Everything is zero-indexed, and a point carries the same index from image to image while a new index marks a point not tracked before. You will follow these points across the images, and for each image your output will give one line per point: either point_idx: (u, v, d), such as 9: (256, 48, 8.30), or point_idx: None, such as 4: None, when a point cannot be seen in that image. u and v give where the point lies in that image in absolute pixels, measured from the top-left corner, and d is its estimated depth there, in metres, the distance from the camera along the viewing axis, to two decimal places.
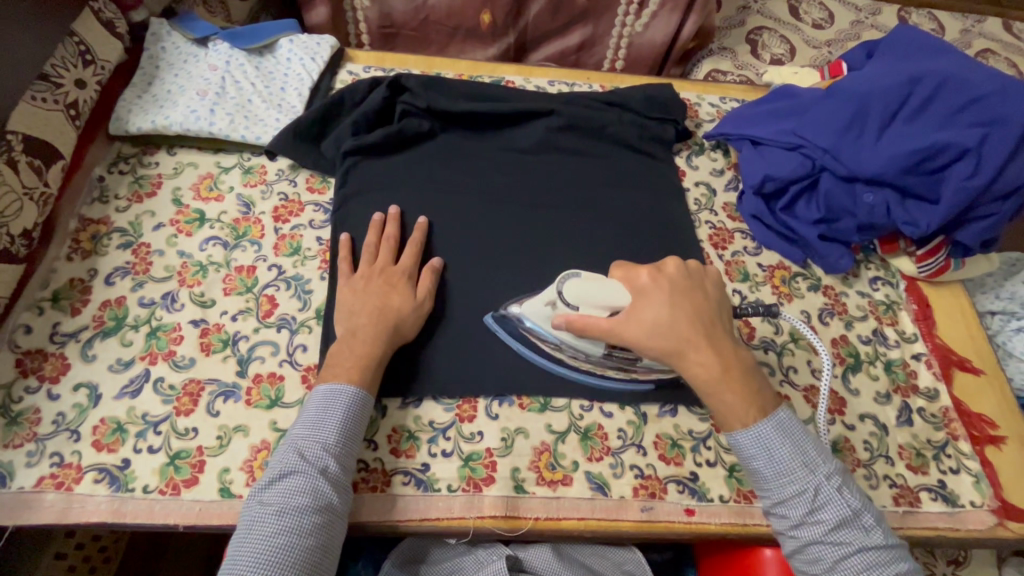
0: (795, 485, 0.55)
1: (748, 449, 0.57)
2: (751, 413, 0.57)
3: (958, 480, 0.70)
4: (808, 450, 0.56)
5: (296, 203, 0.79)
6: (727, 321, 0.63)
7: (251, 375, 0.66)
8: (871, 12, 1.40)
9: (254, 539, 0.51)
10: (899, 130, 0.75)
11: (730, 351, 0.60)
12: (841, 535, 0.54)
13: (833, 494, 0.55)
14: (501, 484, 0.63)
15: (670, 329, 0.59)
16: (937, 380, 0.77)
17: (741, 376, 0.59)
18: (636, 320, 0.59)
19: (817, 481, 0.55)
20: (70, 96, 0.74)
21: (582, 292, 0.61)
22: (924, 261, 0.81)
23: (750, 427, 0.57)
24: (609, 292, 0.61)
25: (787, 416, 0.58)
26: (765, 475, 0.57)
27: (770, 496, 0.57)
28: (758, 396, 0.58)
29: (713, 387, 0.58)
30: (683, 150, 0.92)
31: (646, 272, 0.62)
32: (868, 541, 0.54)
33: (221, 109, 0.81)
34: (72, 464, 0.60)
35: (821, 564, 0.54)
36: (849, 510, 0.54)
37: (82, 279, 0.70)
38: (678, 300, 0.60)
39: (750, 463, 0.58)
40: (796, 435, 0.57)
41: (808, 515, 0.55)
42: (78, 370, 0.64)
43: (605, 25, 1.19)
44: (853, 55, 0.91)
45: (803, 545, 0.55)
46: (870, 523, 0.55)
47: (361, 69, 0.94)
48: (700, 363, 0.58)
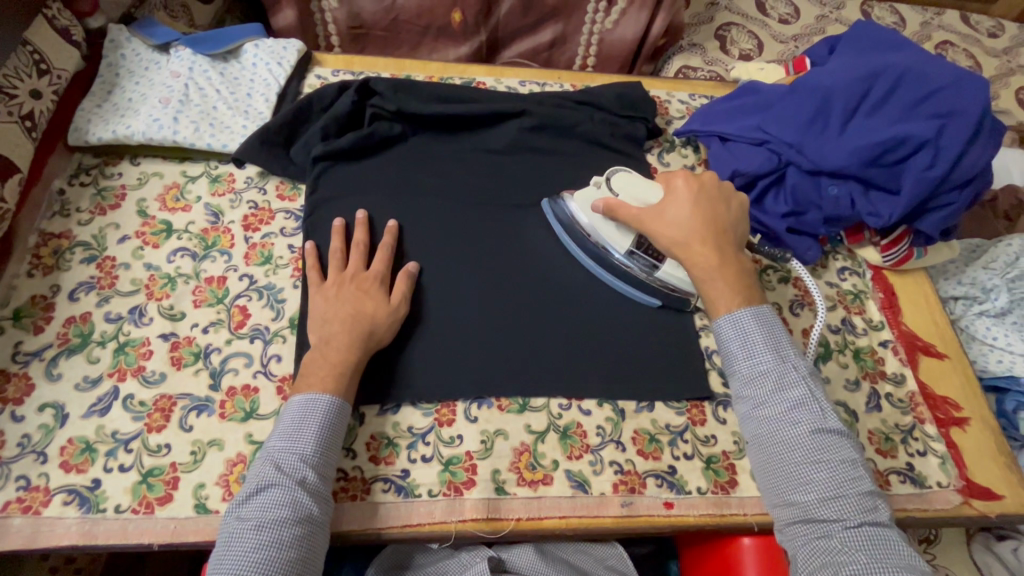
0: (762, 366, 0.60)
1: (725, 331, 0.63)
2: (735, 302, 0.63)
3: (925, 461, 0.72)
4: (781, 339, 0.61)
5: (266, 211, 0.78)
6: (743, 236, 0.69)
7: (225, 388, 0.65)
8: (836, 7, 1.43)
9: (233, 553, 0.50)
10: (861, 123, 0.77)
11: (734, 255, 0.66)
12: (799, 414, 0.57)
13: (798, 379, 0.59)
14: (482, 487, 0.63)
15: (686, 223, 0.67)
16: (904, 365, 0.79)
17: (737, 274, 0.65)
18: (659, 214, 0.69)
19: (785, 367, 0.59)
20: (24, 107, 0.72)
21: (625, 184, 0.74)
22: (888, 250, 0.83)
23: (730, 311, 0.63)
24: (648, 191, 0.73)
25: (769, 310, 0.63)
26: (737, 356, 0.61)
27: (739, 378, 0.61)
28: (747, 291, 0.64)
29: (706, 274, 0.65)
30: (654, 148, 0.93)
31: (682, 178, 0.71)
32: (825, 425, 0.57)
33: (185, 116, 0.79)
34: (40, 487, 0.58)
35: (774, 440, 0.58)
36: (811, 396, 0.58)
37: (45, 295, 0.68)
38: (701, 203, 0.69)
39: (724, 343, 0.63)
40: (773, 324, 0.62)
41: (772, 394, 0.59)
42: (43, 391, 0.63)
43: (576, 22, 1.20)
44: (816, 51, 0.93)
45: (761, 421, 0.59)
46: (831, 411, 0.58)
47: (330, 73, 0.92)
48: (702, 255, 0.65)
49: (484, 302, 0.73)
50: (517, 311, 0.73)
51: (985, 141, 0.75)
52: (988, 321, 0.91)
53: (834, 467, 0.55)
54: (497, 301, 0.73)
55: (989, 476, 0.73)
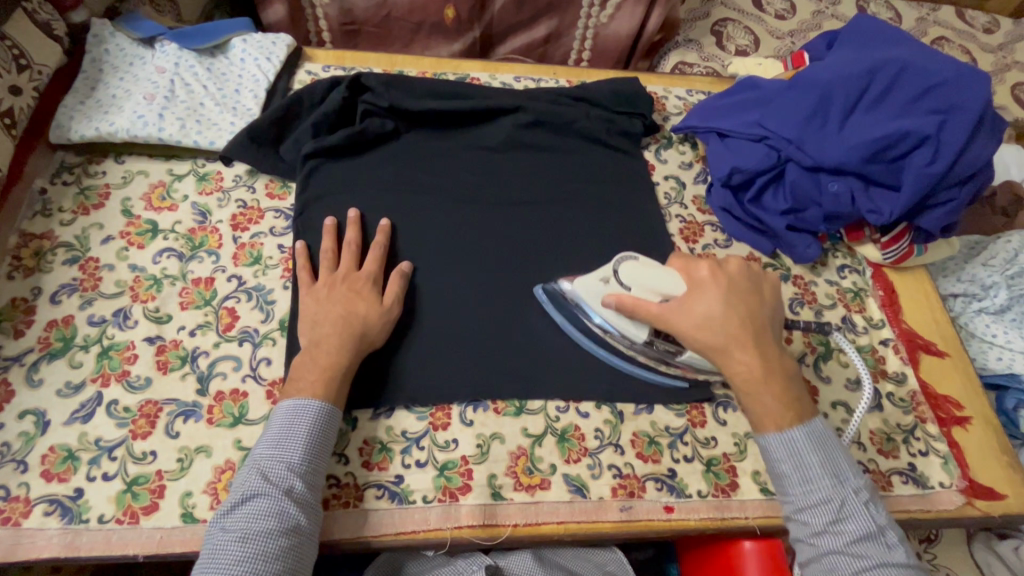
0: (820, 492, 0.56)
1: (776, 450, 0.58)
2: (785, 418, 0.58)
3: (927, 462, 0.71)
4: (838, 461, 0.57)
5: (255, 210, 0.76)
6: (777, 329, 0.65)
7: (213, 393, 0.63)
8: (832, 2, 1.42)
9: (216, 566, 0.48)
10: (861, 119, 0.76)
11: (775, 357, 0.61)
12: (862, 550, 0.53)
13: (859, 507, 0.55)
14: (478, 492, 0.62)
15: (720, 322, 0.61)
16: (905, 364, 0.78)
17: (783, 381, 0.60)
18: (687, 309, 0.62)
19: (844, 492, 0.55)
20: (3, 104, 0.70)
21: (637, 274, 0.66)
22: (888, 247, 0.82)
23: (781, 429, 0.58)
24: (666, 280, 0.65)
25: (822, 426, 0.59)
26: (791, 480, 0.57)
27: (792, 503, 0.57)
28: (795, 402, 0.59)
29: (750, 385, 0.60)
30: (652, 144, 0.91)
31: (706, 267, 0.65)
32: (891, 559, 0.53)
33: (171, 113, 0.77)
34: (20, 497, 0.56)
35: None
36: (874, 526, 0.54)
37: (25, 298, 0.66)
38: (732, 299, 0.63)
39: (774, 465, 0.58)
40: (827, 444, 0.57)
41: (832, 525, 0.54)
42: (23, 397, 0.61)
43: (571, 17, 1.18)
44: (814, 45, 0.92)
45: (821, 554, 0.54)
46: (894, 541, 0.54)
47: (320, 69, 0.91)
48: (742, 361, 0.60)
49: (479, 302, 0.71)
50: (513, 311, 0.71)
51: (986, 136, 0.74)
52: (988, 318, 0.91)
53: None
54: (493, 301, 0.72)
55: (991, 475, 0.72)
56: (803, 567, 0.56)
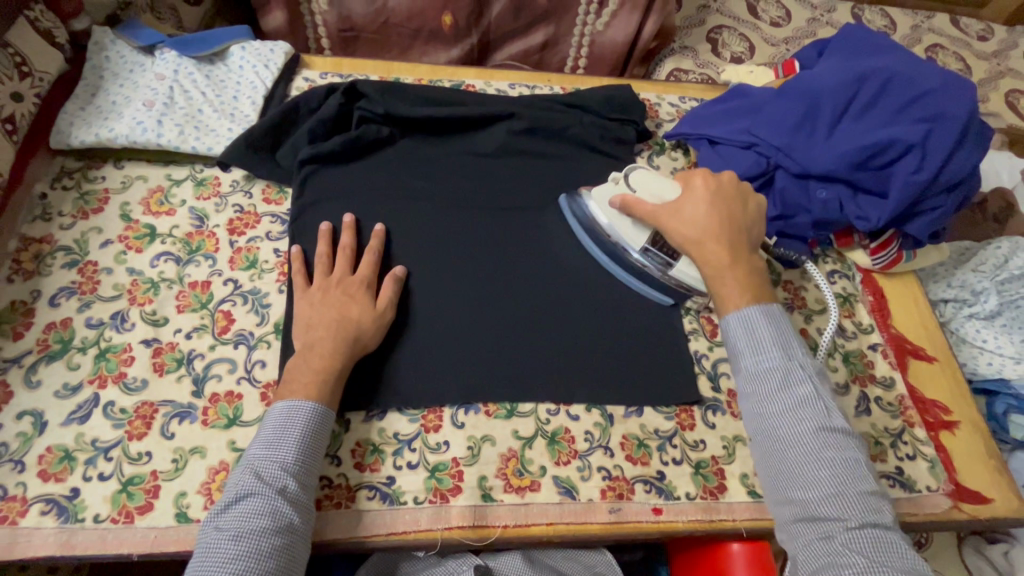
0: (769, 362, 0.59)
1: (733, 328, 0.61)
2: (745, 299, 0.62)
3: (914, 465, 0.72)
4: (789, 337, 0.60)
5: (252, 215, 0.77)
6: (757, 234, 0.69)
7: (208, 395, 0.64)
8: (826, 10, 1.43)
9: (211, 564, 0.49)
10: (849, 127, 0.77)
11: (747, 252, 0.66)
12: (803, 413, 0.56)
13: (804, 377, 0.58)
14: (468, 494, 0.63)
15: (702, 218, 0.67)
16: (894, 368, 0.79)
17: (750, 272, 0.64)
18: (676, 209, 0.69)
19: (792, 363, 0.58)
20: (5, 111, 0.71)
21: (644, 181, 0.74)
22: (877, 253, 0.84)
23: (740, 308, 0.62)
24: (666, 189, 0.73)
25: (779, 308, 0.62)
26: (743, 352, 0.60)
27: (744, 374, 0.60)
28: (758, 290, 0.63)
29: (718, 270, 0.65)
30: (644, 150, 0.92)
31: (700, 178, 0.71)
32: (830, 425, 0.55)
33: (170, 119, 0.78)
34: (17, 497, 0.57)
35: (776, 436, 0.56)
36: (818, 394, 0.57)
37: (25, 300, 0.67)
38: (717, 203, 0.68)
39: (731, 341, 0.62)
40: (782, 322, 0.61)
41: (777, 391, 0.57)
42: (21, 398, 0.62)
43: (568, 24, 1.20)
44: (804, 54, 0.93)
45: (765, 419, 0.57)
46: (837, 411, 0.56)
47: (318, 76, 0.92)
48: (716, 252, 0.65)
49: (472, 306, 0.72)
50: (505, 315, 0.72)
51: (972, 144, 0.75)
52: (978, 323, 0.91)
53: (838, 467, 0.53)
54: (485, 306, 0.73)
55: (978, 479, 0.73)
56: (750, 437, 0.59)
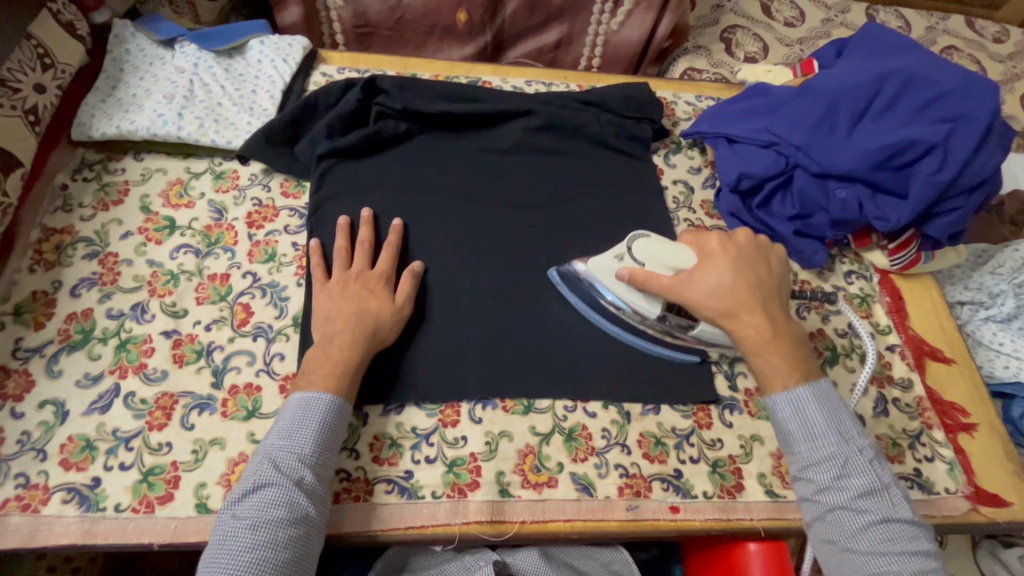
0: (825, 450, 0.58)
1: (784, 412, 0.60)
2: (793, 379, 0.61)
3: (932, 467, 0.72)
4: (842, 419, 0.59)
5: (270, 208, 0.77)
6: (784, 295, 0.67)
7: (227, 386, 0.64)
8: (841, 10, 1.42)
9: (228, 551, 0.50)
10: (869, 127, 0.76)
11: (781, 321, 0.64)
12: (867, 507, 0.56)
13: (863, 465, 0.57)
14: (486, 489, 0.63)
15: (731, 289, 0.64)
16: (912, 370, 0.78)
17: (788, 344, 0.63)
18: (699, 281, 0.65)
19: (848, 450, 0.58)
20: (28, 101, 0.71)
21: (649, 251, 0.68)
22: (895, 254, 0.83)
23: (788, 390, 0.60)
24: (676, 256, 0.67)
25: (827, 386, 0.61)
26: (797, 439, 0.59)
27: (799, 461, 0.60)
28: (801, 364, 0.62)
29: (759, 346, 0.62)
30: (661, 149, 0.92)
31: (716, 239, 0.68)
32: (893, 516, 0.55)
33: (190, 112, 0.79)
34: (39, 485, 0.57)
35: (842, 531, 0.56)
36: (878, 482, 0.57)
37: (46, 291, 0.68)
38: (741, 268, 0.66)
39: (782, 425, 0.61)
40: (833, 403, 0.60)
41: (837, 482, 0.57)
42: (43, 387, 0.62)
43: (582, 22, 1.19)
44: (823, 53, 0.93)
45: (827, 512, 0.57)
46: (897, 497, 0.57)
47: (335, 70, 0.92)
48: (753, 323, 0.63)
49: (489, 301, 0.72)
50: (522, 311, 0.72)
51: (994, 145, 0.74)
52: (995, 326, 0.90)
53: (907, 560, 0.54)
54: (502, 303, 0.73)
55: (997, 482, 0.73)
56: (808, 524, 0.59)
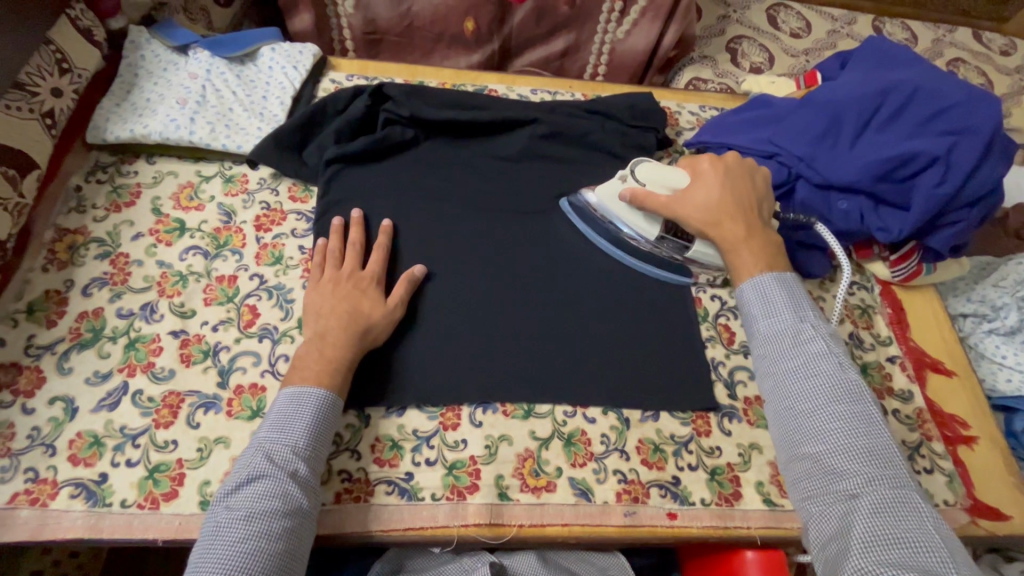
0: (780, 323, 0.64)
1: (747, 294, 0.68)
2: (758, 268, 0.68)
3: (932, 479, 0.72)
4: (801, 301, 0.66)
5: (278, 212, 0.79)
6: (768, 208, 0.74)
7: (232, 386, 0.65)
8: (847, 22, 1.43)
9: (222, 544, 0.51)
10: (871, 139, 0.77)
11: (760, 225, 0.71)
12: (815, 368, 0.61)
13: (816, 336, 0.63)
14: (485, 492, 0.63)
15: (716, 202, 0.72)
16: (912, 381, 0.79)
17: (762, 243, 0.70)
18: (688, 197, 0.74)
19: (802, 324, 0.64)
20: (45, 105, 0.73)
21: (650, 174, 0.77)
22: (897, 265, 0.83)
23: (753, 277, 0.68)
24: (673, 177, 0.76)
25: (792, 278, 0.68)
26: (757, 316, 0.66)
27: (759, 337, 0.66)
28: (770, 258, 0.69)
29: (733, 244, 0.70)
30: (664, 158, 0.93)
31: (707, 161, 0.76)
32: (841, 380, 0.60)
33: (202, 117, 0.80)
34: (48, 480, 0.59)
35: (791, 392, 0.61)
36: (829, 350, 0.62)
37: (58, 290, 0.69)
38: (727, 183, 0.73)
39: (747, 308, 0.68)
40: (794, 290, 0.67)
41: (789, 349, 0.63)
42: (54, 384, 0.63)
43: (588, 32, 1.21)
44: (826, 66, 0.93)
45: (780, 377, 0.63)
46: (849, 366, 0.61)
47: (344, 78, 0.94)
48: (732, 229, 0.71)
49: (489, 306, 0.73)
50: (522, 316, 0.73)
51: (996, 159, 0.75)
52: (998, 338, 0.90)
53: (849, 417, 0.58)
54: (502, 308, 0.73)
55: (997, 495, 0.72)
56: (766, 397, 0.64)
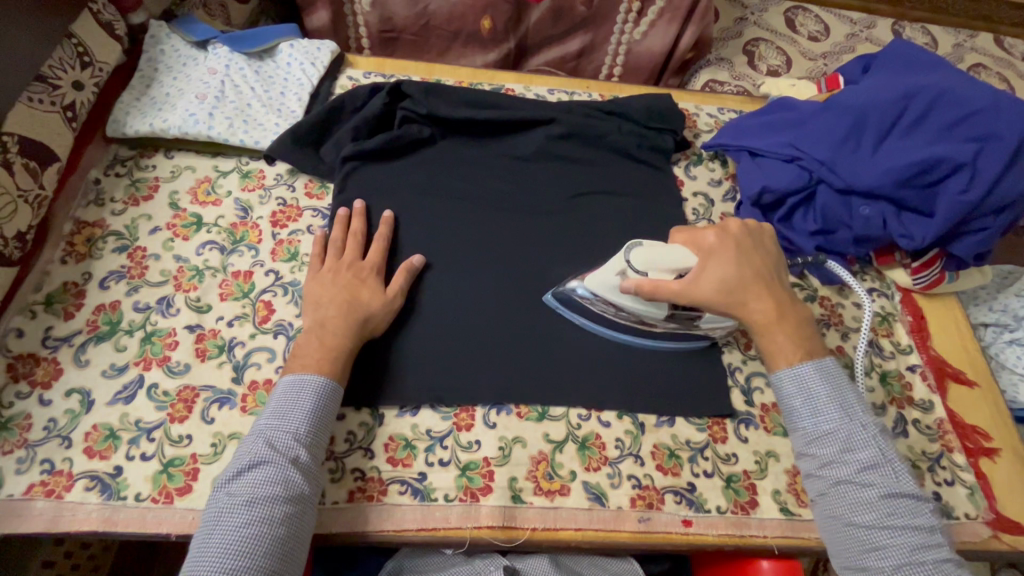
0: (827, 423, 0.60)
1: (788, 387, 0.63)
2: (797, 355, 0.63)
3: (952, 492, 0.70)
4: (845, 393, 0.61)
5: (294, 208, 0.79)
6: (785, 276, 0.70)
7: (247, 381, 0.65)
8: (867, 25, 1.42)
9: (223, 529, 0.50)
10: (895, 143, 0.76)
11: (786, 299, 0.67)
12: (870, 478, 0.57)
13: (867, 439, 0.59)
14: (498, 494, 0.63)
15: (737, 283, 0.65)
16: (933, 392, 0.77)
17: (794, 322, 0.65)
18: (706, 281, 0.65)
19: (852, 425, 0.59)
20: (66, 98, 0.73)
21: (649, 259, 0.66)
22: (919, 272, 0.82)
23: (792, 366, 0.63)
24: (675, 256, 0.66)
25: (832, 363, 0.63)
26: (801, 414, 0.62)
27: (803, 436, 0.61)
28: (806, 341, 0.64)
29: (766, 327, 0.65)
30: (682, 160, 0.92)
31: (712, 234, 0.68)
32: (897, 490, 0.56)
33: (220, 113, 0.80)
34: (63, 471, 0.59)
35: (846, 504, 0.57)
36: (881, 456, 0.58)
37: (76, 282, 0.70)
38: (741, 260, 0.67)
39: (787, 401, 0.63)
40: (837, 380, 0.62)
41: (840, 455, 0.59)
42: (70, 376, 0.64)
43: (605, 32, 1.20)
44: (848, 69, 0.92)
45: (831, 485, 0.58)
46: (901, 471, 0.58)
47: (361, 75, 0.94)
48: (760, 309, 0.65)
49: (502, 305, 0.73)
50: (535, 316, 0.73)
51: None
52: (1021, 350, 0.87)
53: (910, 534, 0.54)
54: (515, 309, 0.73)
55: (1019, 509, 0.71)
56: (813, 501, 0.61)
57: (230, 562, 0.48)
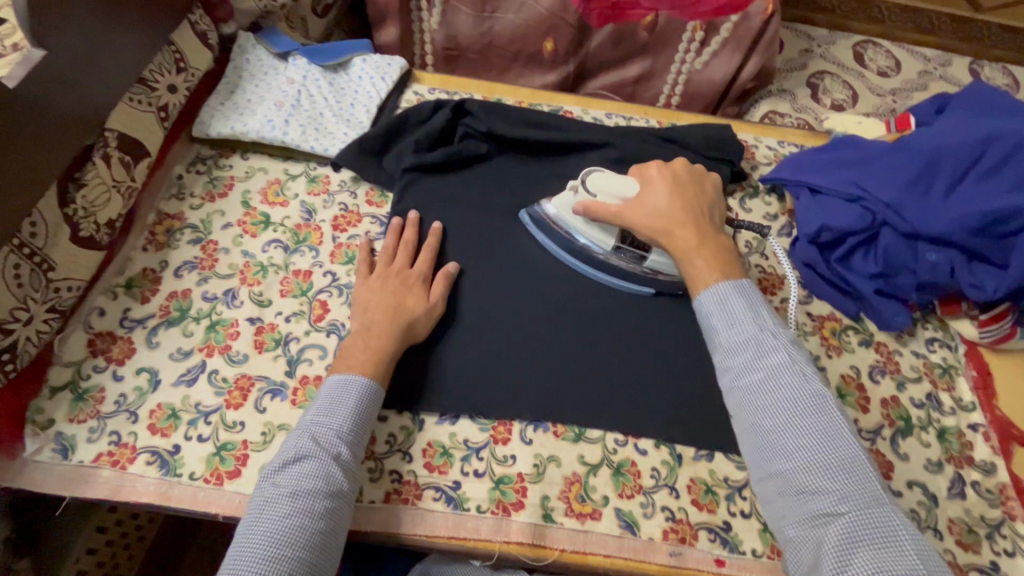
0: (742, 335, 0.61)
1: (705, 304, 0.64)
2: (714, 276, 0.65)
3: (1013, 563, 0.66)
4: (760, 308, 0.62)
5: (355, 214, 0.83)
6: (717, 214, 0.73)
7: (299, 376, 0.69)
8: (941, 63, 1.37)
9: (267, 519, 0.52)
10: (970, 190, 0.73)
11: (712, 231, 0.69)
12: (779, 380, 0.57)
13: (778, 346, 0.59)
14: (530, 511, 0.63)
15: (667, 212, 0.70)
16: (996, 454, 0.73)
17: (716, 248, 0.67)
18: (638, 205, 0.71)
19: (764, 333, 0.60)
20: (161, 100, 0.79)
21: (601, 183, 0.74)
22: (987, 326, 0.78)
23: (710, 286, 0.64)
24: (624, 185, 0.73)
25: (749, 285, 0.64)
26: (718, 328, 0.62)
27: (721, 350, 0.62)
28: (725, 266, 0.66)
29: (687, 253, 0.67)
30: (736, 192, 0.91)
31: (655, 168, 0.74)
32: (807, 392, 0.56)
33: (295, 120, 0.86)
34: (128, 445, 0.63)
35: (759, 413, 0.57)
36: (793, 362, 0.58)
37: (154, 269, 0.75)
38: (677, 192, 0.72)
39: (706, 319, 0.64)
40: (753, 297, 0.63)
41: (752, 363, 0.59)
42: (142, 355, 0.68)
43: (666, 60, 1.20)
44: (921, 110, 0.89)
45: (744, 395, 0.59)
46: (811, 375, 0.58)
47: (427, 90, 0.97)
48: (682, 238, 0.68)
49: (545, 326, 0.73)
50: (579, 336, 0.73)
51: None
52: None
53: (818, 435, 0.54)
54: (561, 331, 0.73)
55: None
56: (731, 413, 0.61)
57: (272, 550, 0.50)
